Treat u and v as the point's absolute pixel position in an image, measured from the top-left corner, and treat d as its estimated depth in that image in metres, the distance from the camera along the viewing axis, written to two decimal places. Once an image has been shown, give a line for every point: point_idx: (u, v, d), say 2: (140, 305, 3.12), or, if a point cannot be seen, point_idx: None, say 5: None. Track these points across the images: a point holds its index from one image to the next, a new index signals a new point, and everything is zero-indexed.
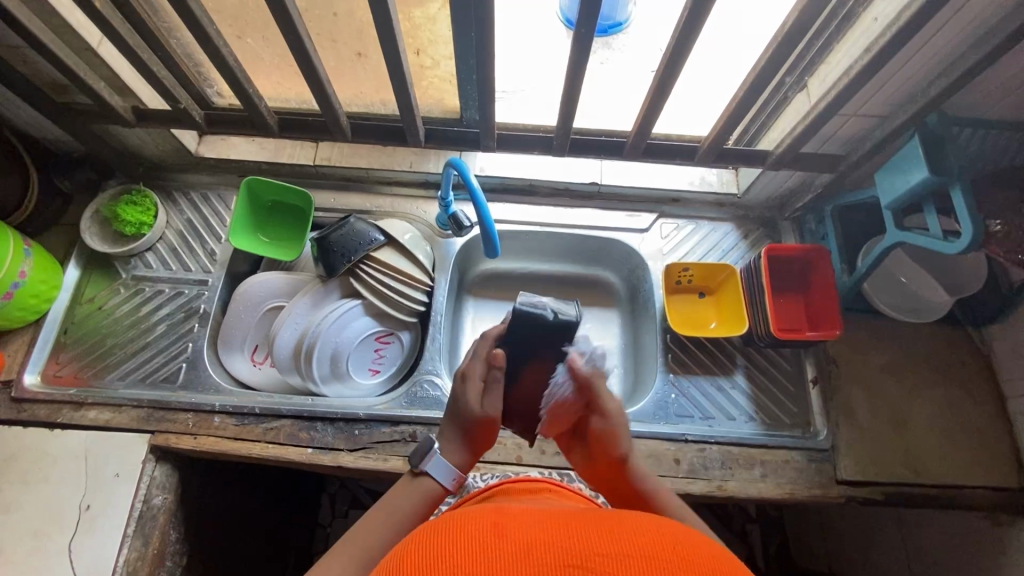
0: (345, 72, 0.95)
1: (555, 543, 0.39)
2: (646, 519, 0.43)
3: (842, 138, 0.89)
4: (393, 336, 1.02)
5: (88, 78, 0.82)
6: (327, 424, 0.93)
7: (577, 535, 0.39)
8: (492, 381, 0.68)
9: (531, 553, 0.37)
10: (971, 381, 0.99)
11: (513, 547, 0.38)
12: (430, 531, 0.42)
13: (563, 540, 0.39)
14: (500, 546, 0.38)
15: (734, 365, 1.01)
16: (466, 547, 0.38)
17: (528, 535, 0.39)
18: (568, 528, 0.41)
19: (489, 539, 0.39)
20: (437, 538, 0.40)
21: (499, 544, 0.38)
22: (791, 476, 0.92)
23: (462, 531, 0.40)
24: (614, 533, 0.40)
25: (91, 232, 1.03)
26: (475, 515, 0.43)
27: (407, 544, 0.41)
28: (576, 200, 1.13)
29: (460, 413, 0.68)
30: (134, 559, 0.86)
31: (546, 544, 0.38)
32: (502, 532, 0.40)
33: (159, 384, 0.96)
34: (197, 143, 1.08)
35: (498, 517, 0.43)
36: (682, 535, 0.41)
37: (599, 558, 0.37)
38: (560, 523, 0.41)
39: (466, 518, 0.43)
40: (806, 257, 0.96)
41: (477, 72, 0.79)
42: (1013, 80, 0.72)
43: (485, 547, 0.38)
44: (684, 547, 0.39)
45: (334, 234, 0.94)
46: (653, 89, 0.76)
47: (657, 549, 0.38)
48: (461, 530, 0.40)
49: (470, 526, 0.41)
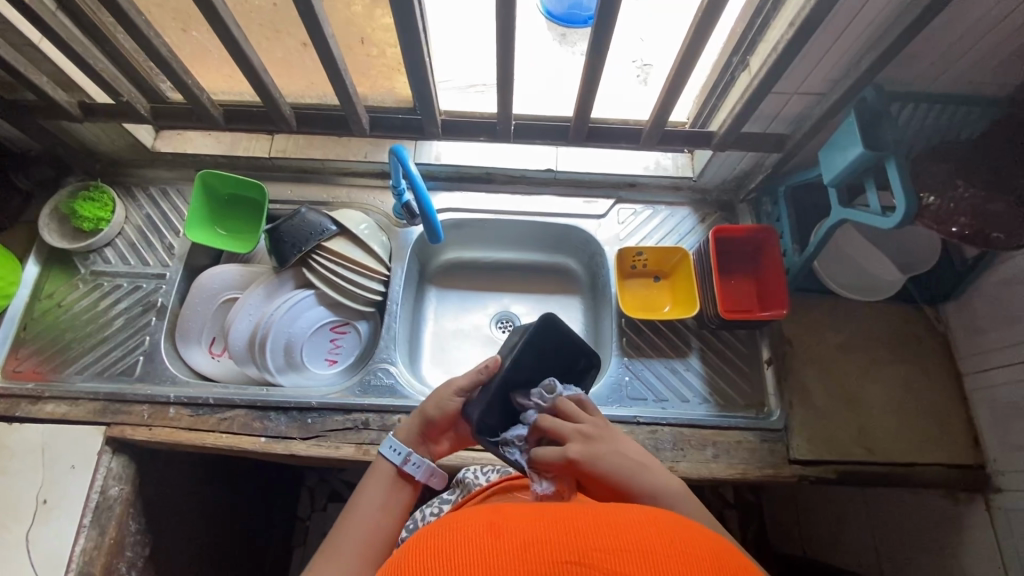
0: (292, 62, 0.95)
1: (553, 540, 0.37)
2: (643, 511, 0.42)
3: (787, 117, 0.89)
4: (349, 326, 1.03)
5: (29, 73, 0.83)
6: (280, 414, 0.94)
7: (576, 531, 0.38)
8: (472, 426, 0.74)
9: (527, 553, 0.36)
10: (928, 358, 0.99)
11: (510, 548, 0.37)
12: (428, 534, 0.41)
13: (561, 536, 0.38)
14: (496, 548, 0.37)
15: (689, 348, 1.02)
16: (463, 550, 0.37)
17: (525, 532, 0.38)
18: (566, 521, 0.39)
19: (485, 539, 0.38)
20: (433, 542, 0.39)
21: (495, 545, 0.37)
22: (743, 457, 0.92)
23: (462, 535, 0.39)
24: (611, 526, 0.39)
25: (49, 229, 1.04)
26: (472, 516, 0.42)
27: (404, 547, 0.40)
28: (533, 187, 1.13)
29: (432, 406, 0.74)
30: (91, 549, 0.87)
31: (543, 542, 0.37)
32: (498, 531, 0.39)
33: (116, 377, 0.97)
34: (153, 138, 1.09)
35: (496, 514, 0.42)
36: (680, 526, 0.40)
37: (597, 554, 0.36)
38: (558, 516, 0.40)
39: (463, 519, 0.42)
40: (753, 239, 0.96)
41: (412, 55, 0.79)
42: (945, 52, 0.72)
43: (483, 549, 0.37)
44: (689, 542, 0.38)
45: (285, 225, 0.96)
46: (586, 72, 0.77)
47: (658, 543, 0.37)
48: (458, 532, 0.39)
49: (467, 527, 0.40)
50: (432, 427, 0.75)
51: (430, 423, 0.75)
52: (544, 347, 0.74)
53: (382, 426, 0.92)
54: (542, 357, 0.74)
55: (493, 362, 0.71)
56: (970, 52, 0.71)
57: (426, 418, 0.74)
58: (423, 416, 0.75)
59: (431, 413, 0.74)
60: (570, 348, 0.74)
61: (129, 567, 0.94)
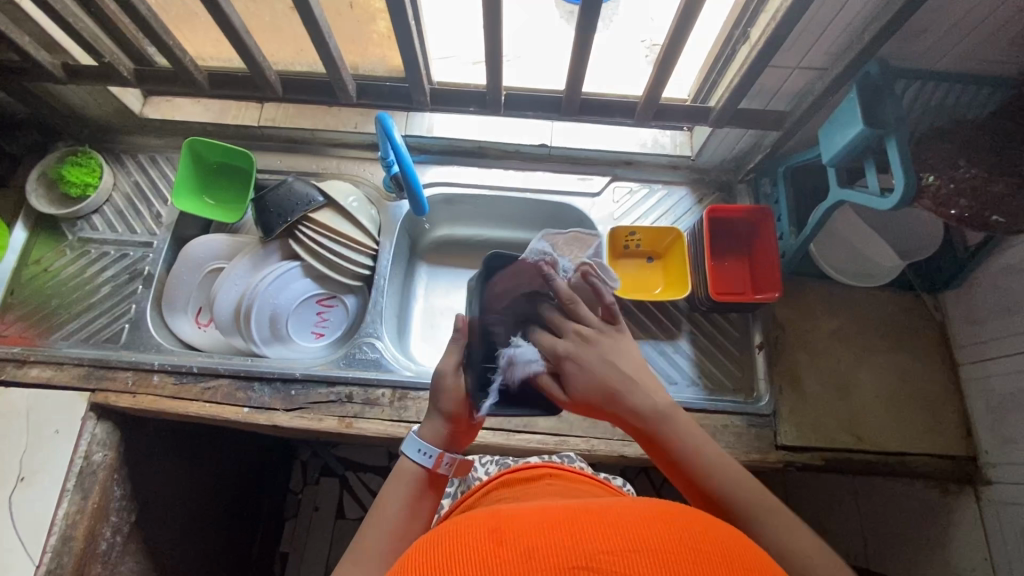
0: (280, 26, 0.93)
1: (557, 544, 0.36)
2: (648, 506, 0.41)
3: (788, 93, 0.86)
4: (335, 300, 1.03)
5: (11, 32, 0.81)
6: (264, 384, 0.93)
7: (580, 532, 0.38)
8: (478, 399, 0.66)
9: (532, 559, 0.35)
10: (924, 347, 0.96)
11: (515, 554, 0.36)
12: (430, 544, 0.39)
13: (566, 538, 0.37)
14: (501, 555, 0.36)
15: (680, 330, 1.00)
16: (467, 559, 0.36)
17: (530, 537, 0.37)
18: (569, 523, 0.39)
19: (487, 547, 0.37)
20: (435, 552, 0.38)
21: (499, 553, 0.36)
22: (729, 441, 0.91)
23: (464, 544, 0.38)
24: (617, 525, 0.38)
25: (37, 194, 1.03)
26: (472, 522, 0.41)
27: (407, 559, 0.38)
28: (527, 163, 1.11)
29: (441, 398, 0.65)
30: (73, 513, 0.88)
31: (548, 546, 0.36)
32: (500, 537, 0.38)
33: (101, 344, 0.97)
34: (141, 104, 1.07)
35: (497, 521, 0.41)
36: (685, 520, 0.40)
37: (605, 557, 0.35)
38: (562, 520, 0.40)
39: (462, 527, 0.41)
40: (750, 218, 0.93)
41: (397, 22, 0.77)
42: (955, 26, 0.68)
43: (486, 555, 0.36)
44: (695, 532, 0.38)
45: (270, 195, 0.95)
46: (577, 40, 0.75)
47: (667, 540, 0.37)
48: (460, 541, 0.38)
49: (469, 536, 0.39)
50: (456, 421, 0.65)
51: (450, 414, 0.65)
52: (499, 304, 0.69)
53: (365, 400, 0.92)
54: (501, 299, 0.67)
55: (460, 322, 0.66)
56: (979, 26, 0.67)
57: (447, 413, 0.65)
58: (441, 413, 0.65)
59: (447, 407, 0.65)
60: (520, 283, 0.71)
61: (113, 533, 0.95)
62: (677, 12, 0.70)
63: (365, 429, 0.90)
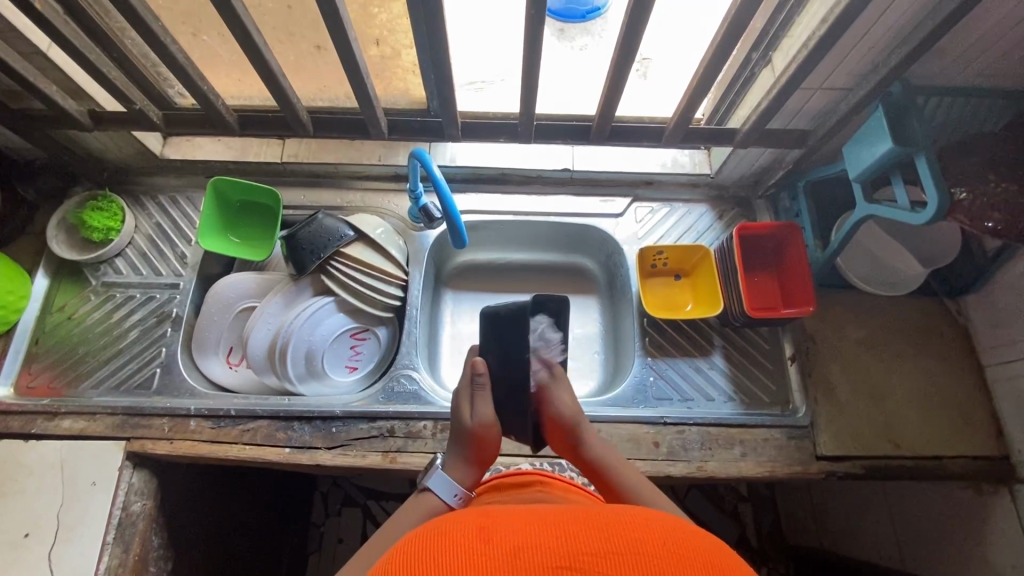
0: (305, 66, 0.92)
1: (541, 544, 0.37)
2: (634, 511, 0.42)
3: (810, 113, 0.88)
4: (368, 332, 1.02)
5: (38, 82, 0.80)
6: (303, 423, 0.92)
7: (566, 533, 0.38)
8: (479, 388, 0.68)
9: (517, 558, 0.36)
10: (949, 351, 0.99)
11: (500, 551, 0.37)
12: (418, 537, 0.40)
13: (552, 539, 0.38)
14: (487, 553, 0.37)
15: (712, 346, 1.02)
16: (452, 552, 0.37)
17: (516, 537, 0.38)
18: (556, 526, 0.40)
19: (474, 543, 0.38)
20: (422, 544, 0.39)
21: (485, 549, 0.37)
22: (771, 454, 0.92)
23: (450, 539, 0.39)
24: (602, 530, 0.39)
25: (58, 240, 1.01)
26: (461, 518, 0.42)
27: (395, 549, 0.39)
28: (550, 187, 1.12)
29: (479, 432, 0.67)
30: (115, 567, 0.85)
31: (533, 546, 0.37)
32: (488, 536, 0.39)
33: (134, 391, 0.96)
34: (161, 145, 1.06)
35: (485, 518, 0.42)
36: (670, 526, 0.40)
37: (586, 558, 0.36)
38: (549, 522, 0.40)
39: (451, 523, 0.41)
40: (778, 236, 0.96)
41: (434, 60, 0.78)
42: (976, 48, 0.71)
43: (471, 551, 0.37)
44: (680, 541, 0.38)
45: (302, 232, 0.93)
46: (612, 75, 0.77)
47: (647, 543, 0.38)
48: (447, 535, 0.39)
49: (457, 531, 0.40)
50: (482, 454, 0.67)
51: (476, 446, 0.67)
52: (504, 338, 0.68)
53: (407, 433, 0.91)
54: (514, 347, 0.67)
55: (480, 370, 0.68)
56: (995, 47, 0.70)
57: (480, 448, 0.67)
58: (474, 447, 0.67)
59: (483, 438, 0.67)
60: (516, 325, 0.67)
61: None
62: (714, 44, 0.73)
63: (409, 463, 0.89)
